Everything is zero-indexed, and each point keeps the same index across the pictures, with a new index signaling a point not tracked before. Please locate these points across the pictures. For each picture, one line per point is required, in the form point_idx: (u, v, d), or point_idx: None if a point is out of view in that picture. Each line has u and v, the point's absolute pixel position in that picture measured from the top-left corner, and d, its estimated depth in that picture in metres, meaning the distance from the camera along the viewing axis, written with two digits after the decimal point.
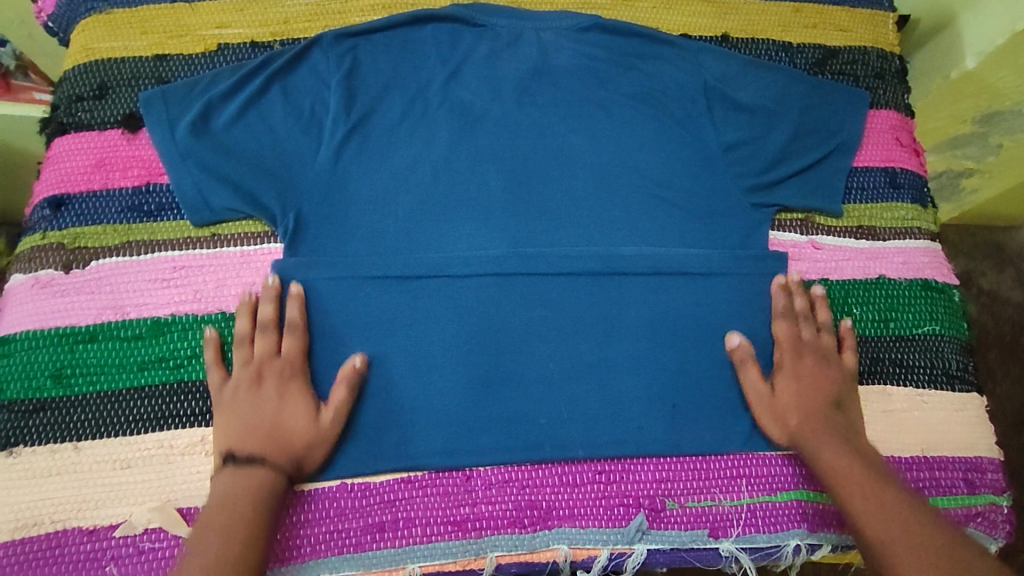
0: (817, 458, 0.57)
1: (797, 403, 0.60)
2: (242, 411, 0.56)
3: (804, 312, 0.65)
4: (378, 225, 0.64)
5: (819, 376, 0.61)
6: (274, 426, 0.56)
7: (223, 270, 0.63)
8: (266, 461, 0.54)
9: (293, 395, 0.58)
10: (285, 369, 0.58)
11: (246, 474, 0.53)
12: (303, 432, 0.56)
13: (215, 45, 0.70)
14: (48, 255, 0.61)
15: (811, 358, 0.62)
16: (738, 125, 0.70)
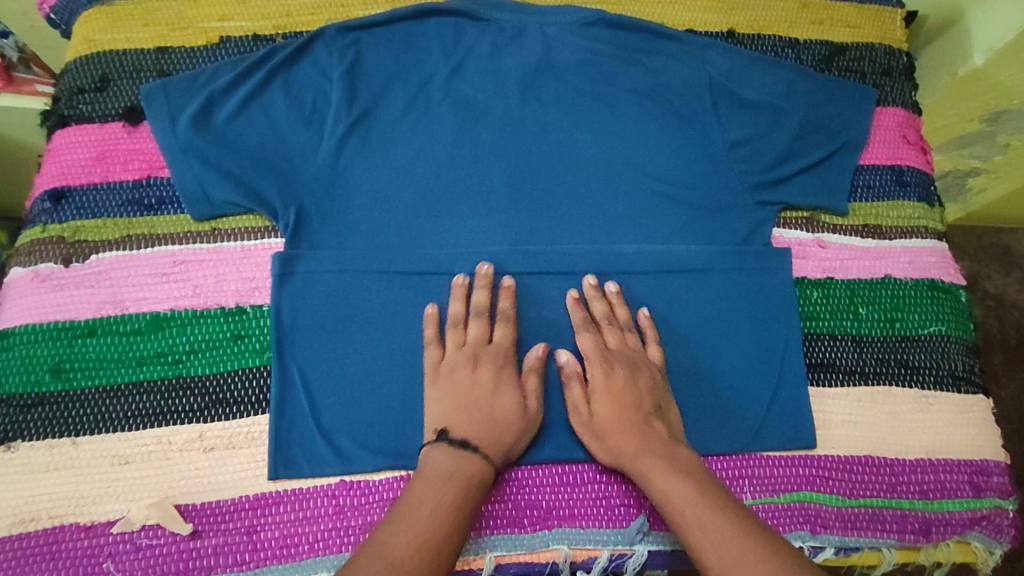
0: (649, 483, 0.54)
1: (614, 417, 0.57)
2: (547, 401, 0.57)
3: (602, 319, 0.62)
4: (379, 222, 0.64)
5: (626, 383, 0.59)
6: (491, 410, 0.57)
7: (223, 265, 0.62)
8: (480, 449, 0.55)
9: (505, 385, 0.58)
10: (501, 354, 0.59)
11: (472, 457, 0.54)
12: (514, 419, 0.57)
13: (217, 37, 0.70)
14: (48, 249, 0.61)
15: (622, 370, 0.59)
16: (743, 122, 0.70)
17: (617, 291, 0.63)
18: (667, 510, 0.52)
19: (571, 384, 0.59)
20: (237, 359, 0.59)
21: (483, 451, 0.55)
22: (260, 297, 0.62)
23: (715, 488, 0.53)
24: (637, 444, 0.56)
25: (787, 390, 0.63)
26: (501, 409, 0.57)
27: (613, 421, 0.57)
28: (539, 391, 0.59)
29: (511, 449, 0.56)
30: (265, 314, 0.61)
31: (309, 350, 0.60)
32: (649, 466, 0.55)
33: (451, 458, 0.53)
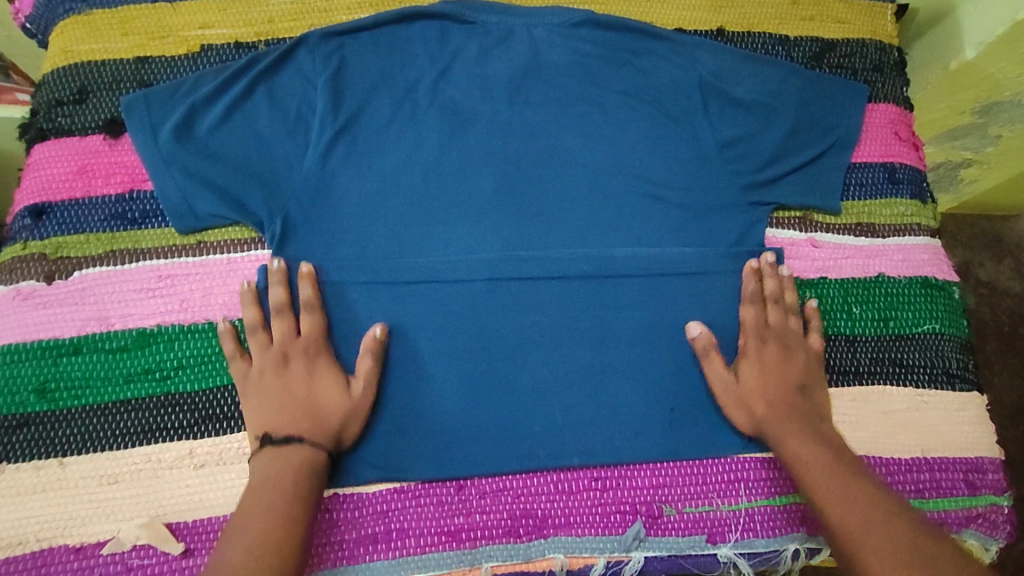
0: (782, 445, 0.57)
1: (762, 389, 0.60)
2: (327, 392, 0.57)
3: (771, 296, 0.63)
4: (366, 231, 0.63)
5: (783, 359, 0.61)
6: (311, 402, 0.56)
7: (209, 278, 0.61)
8: (306, 440, 0.55)
9: (322, 372, 0.58)
10: (309, 348, 0.58)
11: (291, 452, 0.54)
12: (337, 405, 0.56)
13: (198, 46, 0.68)
14: (31, 265, 0.60)
15: (775, 345, 0.61)
16: (733, 122, 0.69)
17: (772, 261, 0.64)
18: (799, 469, 0.55)
19: (320, 375, 0.57)
20: (227, 374, 0.59)
21: (310, 444, 0.55)
22: None
23: (848, 458, 0.55)
24: (787, 413, 0.58)
25: None
26: (294, 405, 0.56)
27: (763, 391, 0.60)
28: (321, 375, 0.57)
29: (341, 436, 0.56)
30: None
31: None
32: (804, 441, 0.56)
33: (278, 464, 0.53)
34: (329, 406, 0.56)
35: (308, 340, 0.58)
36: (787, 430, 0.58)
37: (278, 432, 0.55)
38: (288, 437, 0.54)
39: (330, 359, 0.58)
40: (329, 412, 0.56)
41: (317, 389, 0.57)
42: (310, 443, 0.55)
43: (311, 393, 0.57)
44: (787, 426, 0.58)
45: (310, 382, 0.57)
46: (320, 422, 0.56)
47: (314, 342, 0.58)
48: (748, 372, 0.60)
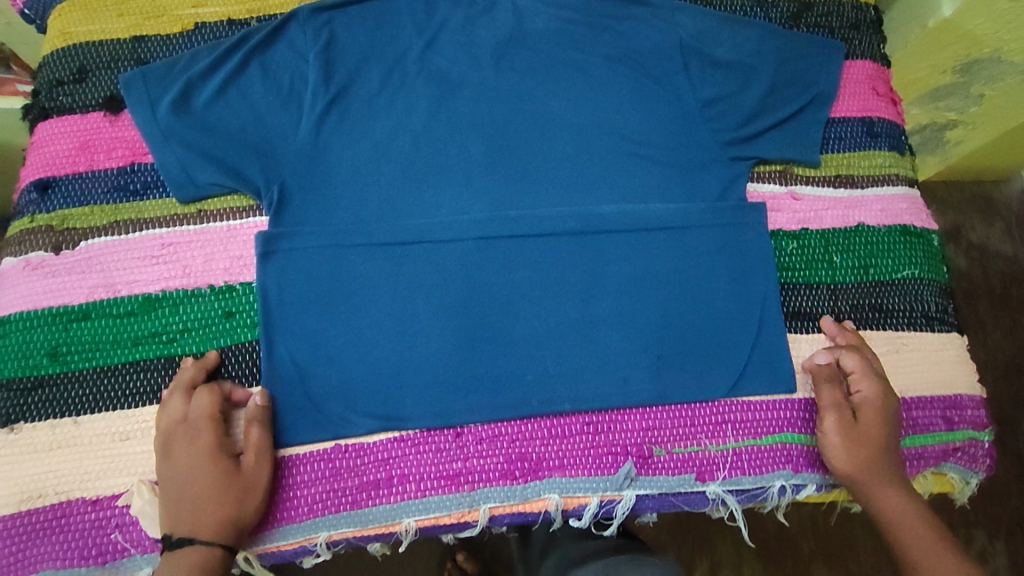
0: (873, 499, 0.58)
1: (873, 432, 0.59)
2: (213, 477, 0.54)
3: (858, 349, 0.63)
4: (358, 198, 0.65)
5: (893, 446, 0.60)
6: (191, 497, 0.54)
7: (210, 244, 0.63)
8: (199, 536, 0.52)
9: (204, 453, 0.55)
10: (189, 432, 0.56)
11: (189, 550, 0.52)
12: (223, 488, 0.54)
13: (192, 24, 0.70)
14: (38, 237, 0.62)
15: (878, 398, 0.60)
16: (715, 81, 0.71)
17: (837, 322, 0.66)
18: (886, 522, 0.57)
19: (203, 462, 0.54)
20: (231, 334, 0.61)
21: (204, 541, 0.52)
22: (249, 274, 0.63)
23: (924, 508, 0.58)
24: (885, 465, 0.59)
25: (766, 337, 0.65)
26: (186, 497, 0.54)
27: (873, 442, 0.59)
28: (203, 462, 0.54)
29: (240, 523, 0.54)
30: (253, 290, 0.63)
31: (295, 324, 0.61)
32: (927, 536, 0.56)
33: (175, 566, 0.52)
34: (218, 496, 0.54)
35: (195, 420, 0.56)
36: (912, 523, 0.57)
37: (174, 528, 0.53)
38: (183, 537, 0.52)
39: (216, 436, 0.56)
40: (218, 494, 0.54)
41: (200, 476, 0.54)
42: (204, 539, 0.52)
43: (192, 485, 0.54)
44: (914, 523, 0.57)
45: (193, 468, 0.54)
46: (214, 509, 0.53)
47: (195, 425, 0.56)
48: (869, 475, 0.58)
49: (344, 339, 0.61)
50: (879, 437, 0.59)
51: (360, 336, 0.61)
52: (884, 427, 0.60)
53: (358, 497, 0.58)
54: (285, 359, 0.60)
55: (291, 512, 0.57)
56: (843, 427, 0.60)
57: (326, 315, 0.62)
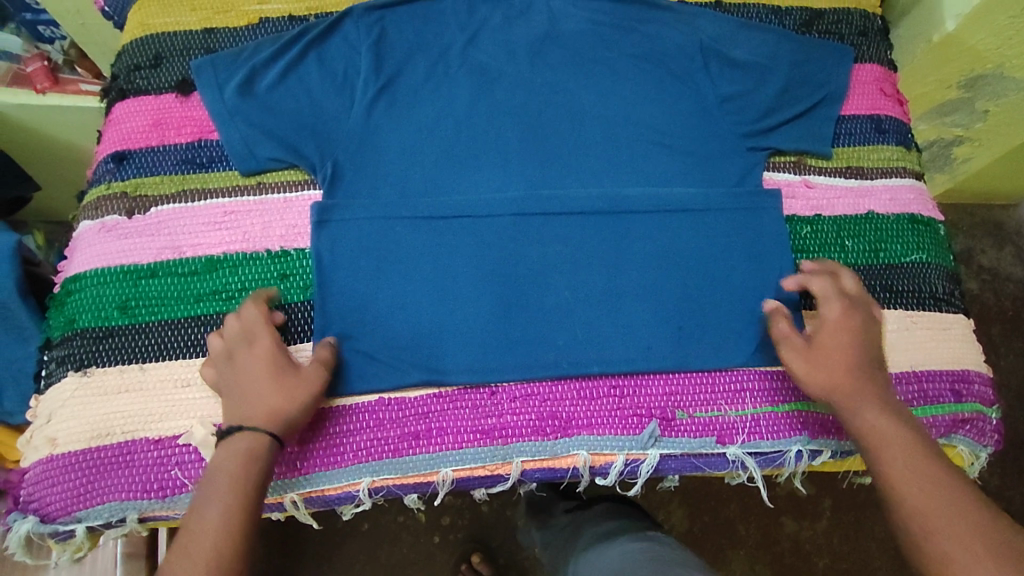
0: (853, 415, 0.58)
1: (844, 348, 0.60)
2: (270, 375, 0.58)
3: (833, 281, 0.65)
4: (406, 177, 0.71)
5: (855, 365, 0.59)
6: (251, 391, 0.57)
7: (268, 213, 0.69)
8: (257, 426, 0.55)
9: (263, 356, 0.59)
10: (248, 338, 0.60)
11: (244, 435, 0.55)
12: (279, 387, 0.57)
13: (256, 18, 0.77)
14: (113, 203, 0.68)
15: (853, 312, 0.62)
16: (733, 80, 0.77)
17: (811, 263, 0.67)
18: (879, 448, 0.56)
19: (264, 362, 0.58)
20: (287, 294, 0.66)
21: (261, 430, 0.55)
22: (302, 241, 0.68)
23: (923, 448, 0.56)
24: (859, 383, 0.58)
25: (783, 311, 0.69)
26: (245, 392, 0.57)
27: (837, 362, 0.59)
28: (263, 361, 0.58)
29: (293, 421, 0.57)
30: (307, 255, 0.67)
31: (344, 285, 0.66)
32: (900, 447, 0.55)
33: (230, 451, 0.54)
34: (275, 387, 0.57)
35: (251, 326, 0.60)
36: (891, 439, 0.55)
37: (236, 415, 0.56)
38: (240, 424, 0.55)
39: (273, 342, 0.59)
40: (274, 388, 0.57)
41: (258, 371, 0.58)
42: (260, 426, 0.55)
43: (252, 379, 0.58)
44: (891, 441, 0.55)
45: (254, 367, 0.58)
46: (270, 404, 0.56)
47: (252, 332, 0.60)
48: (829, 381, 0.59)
49: (389, 301, 0.66)
50: (834, 368, 0.59)
51: (405, 298, 0.66)
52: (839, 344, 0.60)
53: (400, 446, 0.62)
54: (334, 316, 0.65)
55: (338, 458, 0.62)
56: (796, 354, 0.61)
57: (374, 278, 0.67)
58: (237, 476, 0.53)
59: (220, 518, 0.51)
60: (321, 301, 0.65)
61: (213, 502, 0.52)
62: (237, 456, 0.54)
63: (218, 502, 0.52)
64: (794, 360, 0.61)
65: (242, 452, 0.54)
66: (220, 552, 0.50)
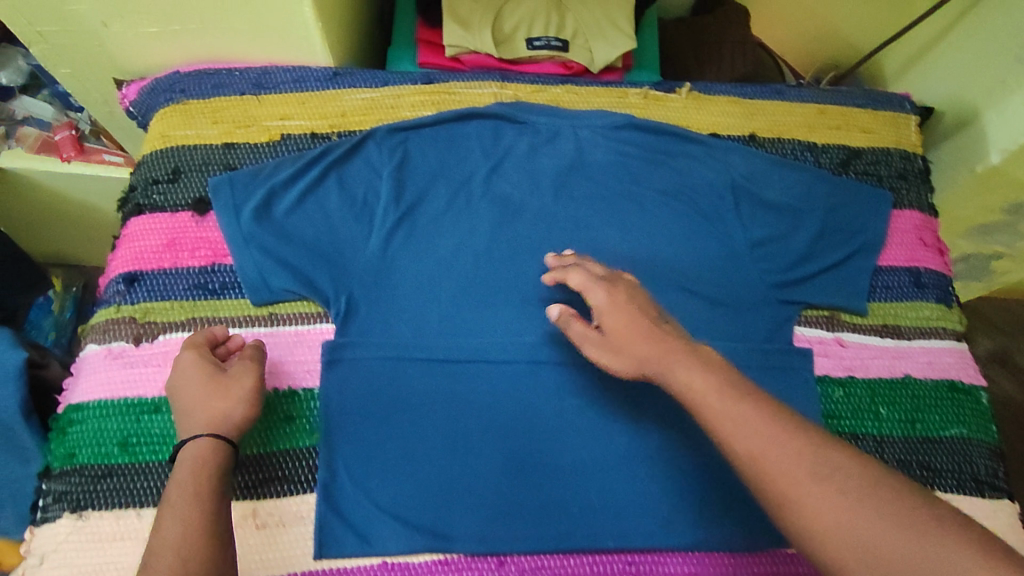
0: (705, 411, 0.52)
1: (626, 327, 0.60)
2: (199, 384, 0.59)
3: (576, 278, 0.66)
4: (417, 310, 0.68)
5: (646, 328, 0.59)
6: (186, 410, 0.58)
7: (280, 346, 0.68)
8: (203, 435, 0.56)
9: (192, 368, 0.60)
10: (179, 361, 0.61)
11: (188, 450, 0.55)
12: (211, 390, 0.59)
13: (278, 135, 0.76)
14: (121, 328, 0.67)
15: (622, 290, 0.63)
16: (766, 223, 0.75)
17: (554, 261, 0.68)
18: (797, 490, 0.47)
19: (192, 373, 0.60)
20: (291, 438, 0.64)
21: (208, 437, 0.56)
22: (312, 380, 0.66)
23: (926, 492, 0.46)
24: (676, 351, 0.57)
25: None
26: (181, 408, 0.58)
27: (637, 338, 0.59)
28: (189, 374, 0.60)
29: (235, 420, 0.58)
30: (315, 396, 0.66)
31: (347, 428, 0.63)
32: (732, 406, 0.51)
33: (180, 469, 0.54)
34: (211, 393, 0.58)
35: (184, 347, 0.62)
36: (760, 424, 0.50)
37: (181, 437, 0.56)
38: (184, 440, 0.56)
39: (199, 353, 0.61)
40: (204, 393, 0.58)
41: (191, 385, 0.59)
42: (203, 434, 0.56)
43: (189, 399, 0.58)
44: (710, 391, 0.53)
45: (186, 384, 0.59)
46: (206, 408, 0.57)
47: (183, 355, 0.62)
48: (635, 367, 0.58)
49: (392, 447, 0.63)
50: (622, 335, 0.60)
51: (413, 450, 0.63)
52: (628, 321, 0.60)
53: None
54: (335, 464, 0.62)
55: None
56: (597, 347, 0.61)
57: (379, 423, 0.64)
58: (190, 489, 0.52)
59: (178, 530, 0.50)
60: (324, 446, 0.63)
61: (169, 519, 0.51)
62: (186, 471, 0.54)
63: (174, 515, 0.51)
64: (592, 349, 0.62)
65: (190, 462, 0.54)
66: (186, 566, 0.48)
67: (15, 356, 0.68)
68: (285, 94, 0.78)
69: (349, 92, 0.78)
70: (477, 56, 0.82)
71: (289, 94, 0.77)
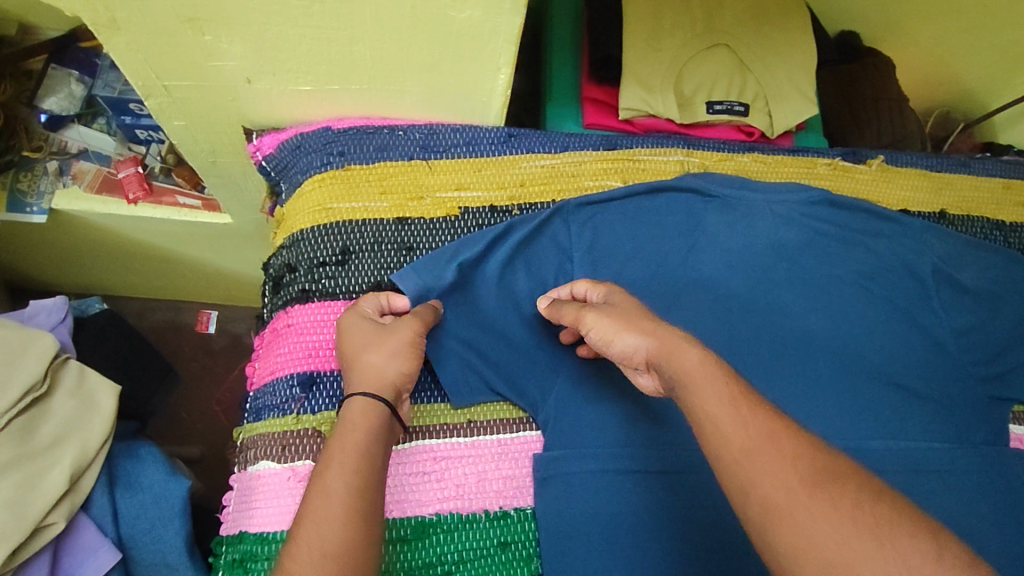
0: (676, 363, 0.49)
1: (621, 312, 0.55)
2: (365, 334, 0.56)
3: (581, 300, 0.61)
4: (629, 415, 0.61)
5: (650, 313, 0.55)
6: (353, 361, 0.55)
7: (483, 461, 0.61)
8: (367, 391, 0.53)
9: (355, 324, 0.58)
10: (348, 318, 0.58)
11: (352, 406, 0.52)
12: (373, 343, 0.55)
13: (456, 209, 0.68)
14: (305, 444, 0.58)
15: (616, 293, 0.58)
16: (964, 309, 0.72)
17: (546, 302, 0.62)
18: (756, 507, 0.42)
19: (359, 328, 0.57)
20: (505, 569, 0.58)
21: (371, 394, 0.52)
22: (522, 499, 0.60)
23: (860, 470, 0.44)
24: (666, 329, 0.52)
25: None
26: (347, 355, 0.56)
27: (630, 318, 0.54)
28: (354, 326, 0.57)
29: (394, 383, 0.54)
30: (528, 516, 0.60)
31: (575, 555, 0.57)
32: (724, 394, 0.46)
33: (341, 429, 0.51)
34: (373, 348, 0.55)
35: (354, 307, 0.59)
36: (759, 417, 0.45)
37: (361, 389, 0.53)
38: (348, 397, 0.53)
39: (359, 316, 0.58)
40: (369, 342, 0.55)
41: (393, 353, 0.55)
42: (366, 393, 0.52)
43: (389, 358, 0.54)
44: (705, 378, 0.47)
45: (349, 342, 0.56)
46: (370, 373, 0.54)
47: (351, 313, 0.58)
48: (644, 347, 0.51)
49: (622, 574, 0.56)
50: (630, 307, 0.55)
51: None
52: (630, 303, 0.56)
53: None
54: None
55: None
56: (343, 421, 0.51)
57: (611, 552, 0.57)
58: (358, 452, 0.49)
59: (323, 502, 0.46)
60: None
61: (334, 468, 0.47)
62: (359, 425, 0.51)
63: (341, 470, 0.47)
64: (593, 324, 0.55)
65: (353, 426, 0.50)
66: (335, 547, 0.43)
67: (178, 487, 0.69)
68: (457, 159, 0.70)
69: (526, 158, 0.71)
70: (654, 120, 0.76)
71: (461, 159, 0.70)
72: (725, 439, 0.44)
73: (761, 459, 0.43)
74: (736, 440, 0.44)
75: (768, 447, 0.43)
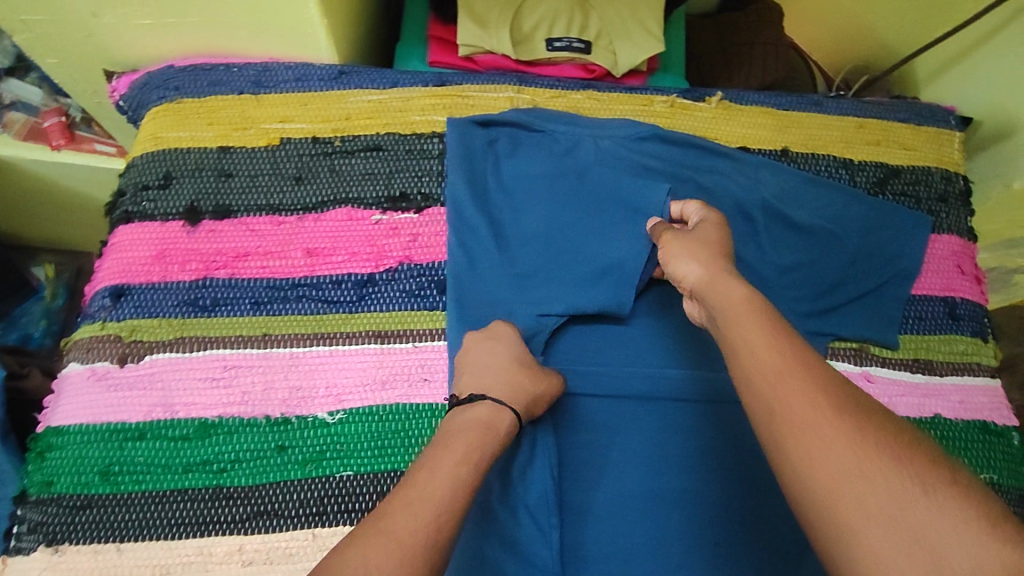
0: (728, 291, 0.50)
1: (702, 236, 0.58)
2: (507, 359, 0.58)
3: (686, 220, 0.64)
4: (630, 359, 0.65)
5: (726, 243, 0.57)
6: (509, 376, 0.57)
7: (271, 371, 0.63)
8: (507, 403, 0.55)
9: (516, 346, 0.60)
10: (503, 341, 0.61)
11: (480, 407, 0.54)
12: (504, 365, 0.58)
13: (277, 139, 0.71)
14: (105, 347, 0.63)
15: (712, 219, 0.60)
16: (791, 245, 0.71)
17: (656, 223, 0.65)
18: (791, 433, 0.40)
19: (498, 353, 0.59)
20: (281, 471, 0.60)
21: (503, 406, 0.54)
22: (307, 407, 0.62)
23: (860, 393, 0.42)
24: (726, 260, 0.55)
25: None
26: (494, 372, 0.57)
27: (704, 242, 0.57)
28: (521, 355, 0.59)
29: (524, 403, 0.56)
30: (310, 424, 0.61)
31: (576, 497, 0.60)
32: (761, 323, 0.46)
33: (473, 428, 0.52)
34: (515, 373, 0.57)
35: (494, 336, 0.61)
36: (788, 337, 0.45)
37: (491, 396, 0.55)
38: (478, 396, 0.55)
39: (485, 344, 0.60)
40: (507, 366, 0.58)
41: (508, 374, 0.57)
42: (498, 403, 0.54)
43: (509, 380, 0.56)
44: (745, 309, 0.48)
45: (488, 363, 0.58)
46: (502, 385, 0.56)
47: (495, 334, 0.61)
48: (695, 277, 0.54)
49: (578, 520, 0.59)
50: (710, 235, 0.58)
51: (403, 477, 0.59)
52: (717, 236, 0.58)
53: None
54: (588, 551, 0.58)
55: None
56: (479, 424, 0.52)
57: (365, 452, 0.61)
58: (479, 453, 0.50)
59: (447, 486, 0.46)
60: (572, 527, 0.59)
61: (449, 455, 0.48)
62: (482, 430, 0.52)
63: (457, 461, 0.48)
64: (669, 245, 0.59)
65: (477, 428, 0.52)
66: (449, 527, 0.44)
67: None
68: (285, 93, 0.73)
69: (354, 93, 0.73)
70: (491, 57, 0.77)
71: (290, 93, 0.73)
72: (758, 358, 0.44)
73: (791, 375, 0.42)
74: (769, 359, 0.44)
75: (795, 365, 0.43)
